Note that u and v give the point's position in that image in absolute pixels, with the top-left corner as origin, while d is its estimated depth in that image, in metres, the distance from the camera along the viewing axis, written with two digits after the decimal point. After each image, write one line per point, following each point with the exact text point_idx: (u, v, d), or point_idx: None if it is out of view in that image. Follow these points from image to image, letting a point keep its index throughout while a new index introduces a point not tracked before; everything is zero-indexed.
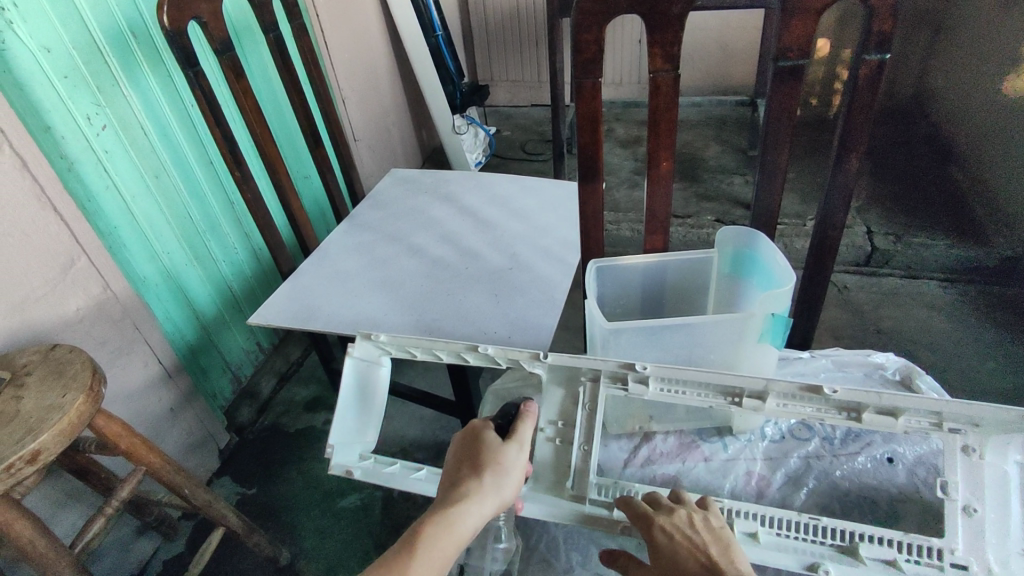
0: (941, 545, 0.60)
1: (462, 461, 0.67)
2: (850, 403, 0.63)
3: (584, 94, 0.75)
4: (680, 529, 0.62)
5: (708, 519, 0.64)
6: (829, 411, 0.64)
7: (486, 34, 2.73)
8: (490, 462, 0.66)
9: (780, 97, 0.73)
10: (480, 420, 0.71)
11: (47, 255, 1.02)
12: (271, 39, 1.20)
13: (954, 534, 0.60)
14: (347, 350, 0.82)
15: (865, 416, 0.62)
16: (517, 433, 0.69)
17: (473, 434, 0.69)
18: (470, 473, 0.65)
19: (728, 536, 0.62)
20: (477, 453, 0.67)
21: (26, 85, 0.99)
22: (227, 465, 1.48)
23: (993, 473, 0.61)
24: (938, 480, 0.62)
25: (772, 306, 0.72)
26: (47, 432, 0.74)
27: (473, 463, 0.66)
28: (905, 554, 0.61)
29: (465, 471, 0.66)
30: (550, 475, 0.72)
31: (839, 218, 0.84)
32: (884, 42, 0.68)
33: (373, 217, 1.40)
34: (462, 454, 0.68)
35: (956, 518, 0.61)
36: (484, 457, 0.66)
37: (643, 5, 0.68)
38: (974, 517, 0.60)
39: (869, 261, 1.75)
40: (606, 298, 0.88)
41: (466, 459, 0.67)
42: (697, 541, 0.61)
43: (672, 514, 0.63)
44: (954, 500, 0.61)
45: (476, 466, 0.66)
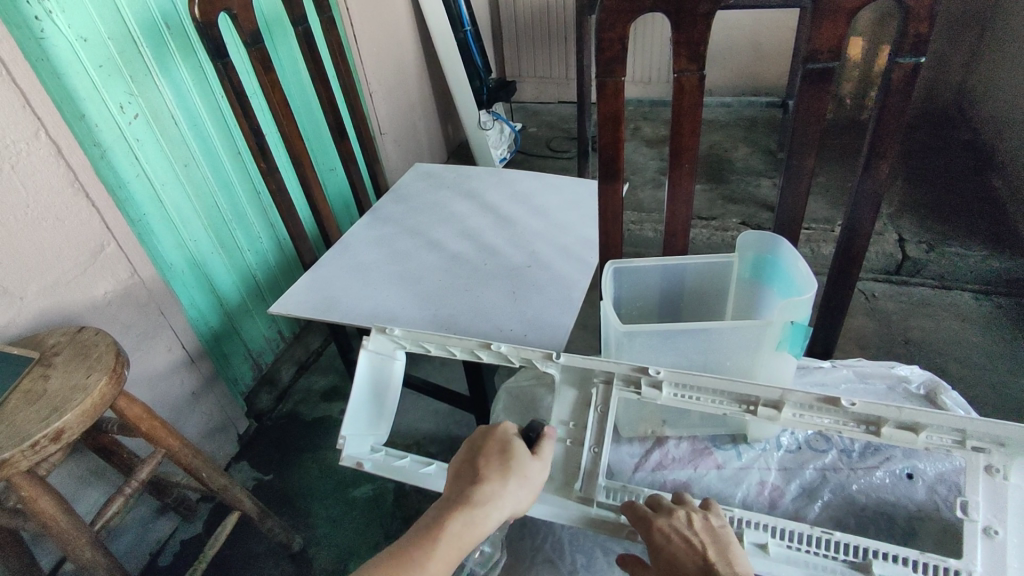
0: (959, 566, 0.58)
1: (485, 458, 0.66)
2: (868, 416, 0.61)
3: (606, 94, 0.74)
4: (679, 531, 0.62)
5: (709, 520, 0.63)
6: (847, 423, 0.63)
7: (515, 30, 2.72)
8: (517, 468, 0.65)
9: (808, 99, 0.71)
10: (507, 423, 0.69)
11: (79, 239, 1.05)
12: (300, 32, 1.21)
13: (973, 555, 0.58)
14: (363, 342, 0.82)
15: (884, 430, 0.60)
16: (542, 447, 0.68)
17: (503, 437, 0.68)
18: (494, 473, 0.64)
19: (729, 539, 0.61)
20: (506, 457, 0.65)
21: (63, 73, 1.02)
22: (245, 451, 1.51)
23: (1018, 495, 0.59)
24: (959, 499, 0.60)
25: (791, 314, 0.70)
26: (70, 412, 0.76)
27: (501, 467, 0.64)
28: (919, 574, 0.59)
29: (490, 470, 0.64)
30: (560, 476, 0.72)
31: (866, 226, 0.82)
32: (920, 44, 0.65)
33: (395, 210, 1.41)
34: (488, 453, 0.67)
35: (974, 537, 0.59)
36: (513, 464, 0.65)
37: (669, 4, 0.66)
38: (995, 539, 0.59)
39: (899, 270, 1.70)
40: (622, 300, 0.87)
41: (492, 459, 0.65)
42: (695, 542, 0.61)
43: (671, 516, 0.63)
44: (974, 521, 0.59)
45: (503, 469, 0.64)
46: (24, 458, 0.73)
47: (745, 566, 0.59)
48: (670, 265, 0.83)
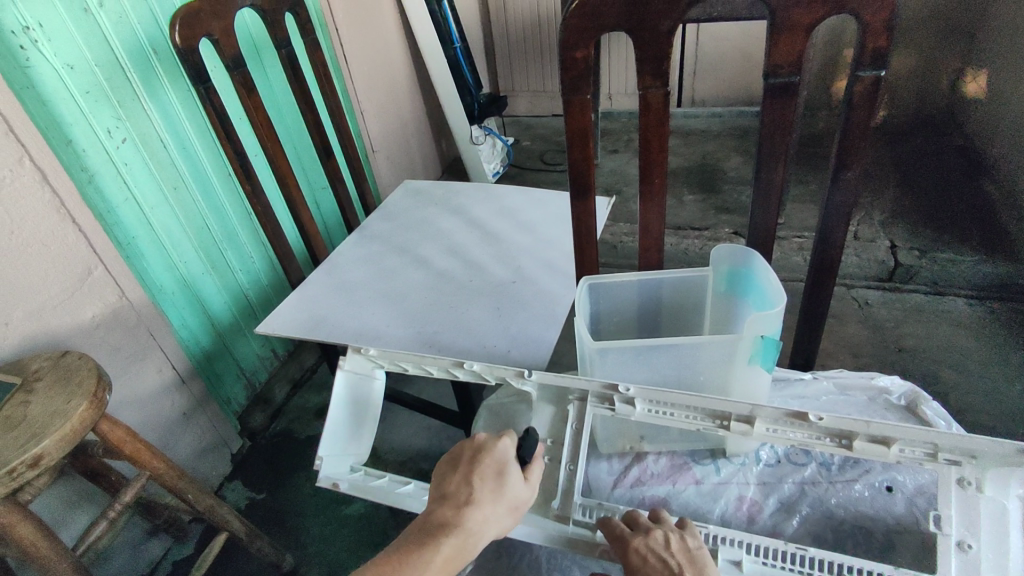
0: None
1: (480, 478, 0.63)
2: (838, 430, 0.61)
3: (573, 111, 0.74)
4: (656, 551, 0.61)
5: (686, 541, 0.63)
6: (820, 437, 0.62)
7: (507, 46, 2.75)
8: (510, 494, 0.63)
9: (772, 115, 0.71)
10: (508, 440, 0.66)
11: (64, 264, 1.06)
12: (284, 54, 1.22)
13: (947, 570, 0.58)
14: (339, 363, 0.82)
15: (855, 444, 0.60)
16: (533, 471, 0.67)
17: (501, 457, 0.65)
18: (488, 499, 0.62)
19: (705, 559, 0.60)
20: (500, 479, 0.64)
21: (49, 100, 1.04)
22: (238, 470, 1.51)
23: (992, 508, 0.59)
24: (933, 512, 0.60)
25: (762, 328, 0.70)
26: (48, 438, 0.77)
27: (494, 490, 0.63)
28: None
29: (484, 492, 0.62)
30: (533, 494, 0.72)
31: (840, 236, 0.81)
32: (879, 58, 0.66)
33: (383, 228, 1.42)
34: (483, 471, 0.64)
35: (945, 549, 0.59)
36: (506, 489, 0.63)
37: (631, 22, 0.67)
38: (969, 554, 0.58)
39: (892, 277, 1.69)
40: (599, 316, 0.87)
41: (486, 478, 0.64)
42: (672, 564, 0.60)
43: (647, 536, 0.62)
44: (947, 535, 0.59)
45: (496, 493, 0.63)
46: (3, 485, 0.73)
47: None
48: (644, 280, 0.83)
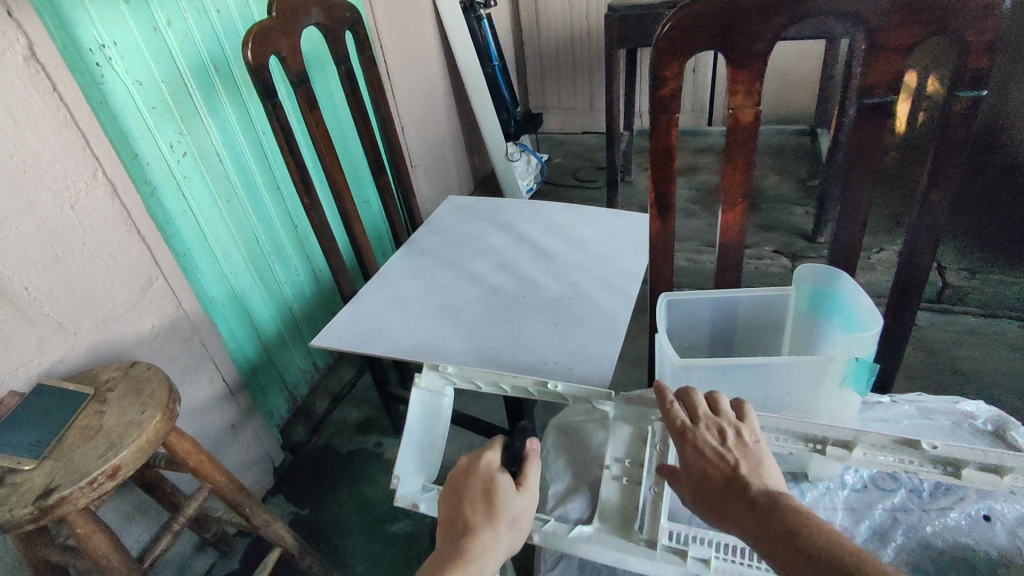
0: None
1: (470, 503, 0.66)
2: (948, 457, 0.59)
3: (657, 130, 0.73)
4: (711, 446, 0.61)
5: (741, 432, 0.62)
6: (922, 464, 0.60)
7: (541, 64, 2.78)
8: (505, 509, 0.65)
9: (863, 135, 0.70)
10: (490, 456, 0.70)
11: (128, 276, 1.07)
12: (343, 70, 1.24)
13: None
14: (415, 380, 0.82)
15: (966, 472, 0.58)
16: (525, 477, 0.68)
17: (486, 476, 0.68)
18: (482, 521, 0.64)
19: (760, 453, 0.60)
20: (490, 498, 0.66)
21: (119, 114, 1.06)
22: (281, 484, 1.50)
23: None
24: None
25: (855, 349, 0.69)
26: (127, 448, 0.77)
27: (487, 509, 0.65)
28: None
29: (476, 518, 0.64)
30: (616, 517, 0.70)
31: (926, 257, 0.79)
32: (980, 78, 0.65)
33: (432, 242, 1.42)
34: (473, 495, 0.67)
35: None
36: (499, 505, 0.65)
37: (724, 41, 0.66)
38: None
39: (941, 297, 1.68)
40: (674, 333, 0.86)
41: (477, 501, 0.66)
42: (726, 456, 0.60)
43: (701, 436, 0.62)
44: None
45: (489, 513, 0.64)
46: (84, 495, 0.73)
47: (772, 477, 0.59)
48: (721, 298, 0.82)
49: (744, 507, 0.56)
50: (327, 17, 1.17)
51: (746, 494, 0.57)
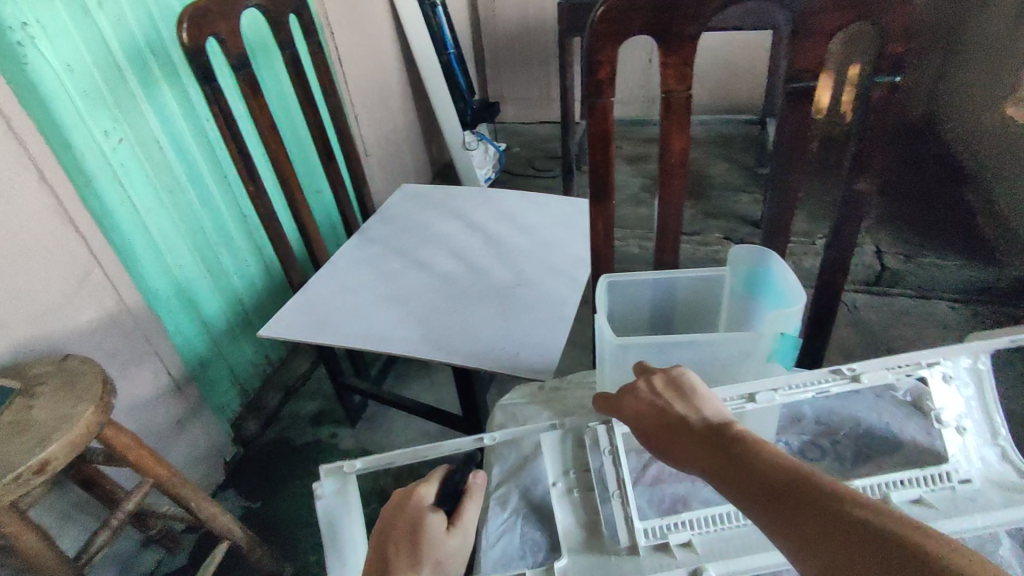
0: (948, 468, 0.68)
1: (395, 544, 0.61)
2: (845, 366, 0.69)
3: (595, 114, 0.74)
4: (645, 398, 0.64)
5: (670, 374, 0.66)
6: (829, 381, 0.69)
7: (497, 53, 2.77)
8: (428, 552, 0.60)
9: (793, 119, 0.73)
10: (421, 491, 0.65)
11: (63, 267, 1.03)
12: (288, 55, 1.21)
13: (957, 452, 0.68)
14: (315, 489, 0.69)
15: (865, 374, 0.67)
16: (459, 520, 0.64)
17: (415, 514, 0.63)
18: (405, 563, 0.59)
19: (690, 384, 0.63)
20: (415, 539, 0.61)
21: (47, 99, 1.01)
22: (232, 478, 1.48)
23: (968, 390, 0.72)
24: (931, 409, 0.71)
25: (781, 325, 0.73)
26: (56, 443, 0.74)
27: (411, 552, 0.60)
28: (925, 487, 0.66)
29: (400, 557, 0.60)
30: (583, 532, 0.68)
31: (853, 238, 0.83)
32: (897, 64, 0.68)
33: (383, 231, 1.41)
34: (400, 534, 0.62)
35: (952, 438, 0.69)
36: (423, 547, 0.60)
37: (657, 26, 0.68)
38: (966, 433, 0.70)
39: (878, 281, 1.75)
40: (615, 315, 0.88)
41: (402, 541, 0.61)
42: (658, 402, 0.63)
43: (636, 389, 0.66)
44: (947, 425, 0.70)
45: (413, 554, 0.60)
46: (9, 493, 0.70)
47: (713, 407, 0.61)
48: (659, 279, 0.84)
49: (685, 440, 0.58)
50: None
51: (684, 430, 0.59)
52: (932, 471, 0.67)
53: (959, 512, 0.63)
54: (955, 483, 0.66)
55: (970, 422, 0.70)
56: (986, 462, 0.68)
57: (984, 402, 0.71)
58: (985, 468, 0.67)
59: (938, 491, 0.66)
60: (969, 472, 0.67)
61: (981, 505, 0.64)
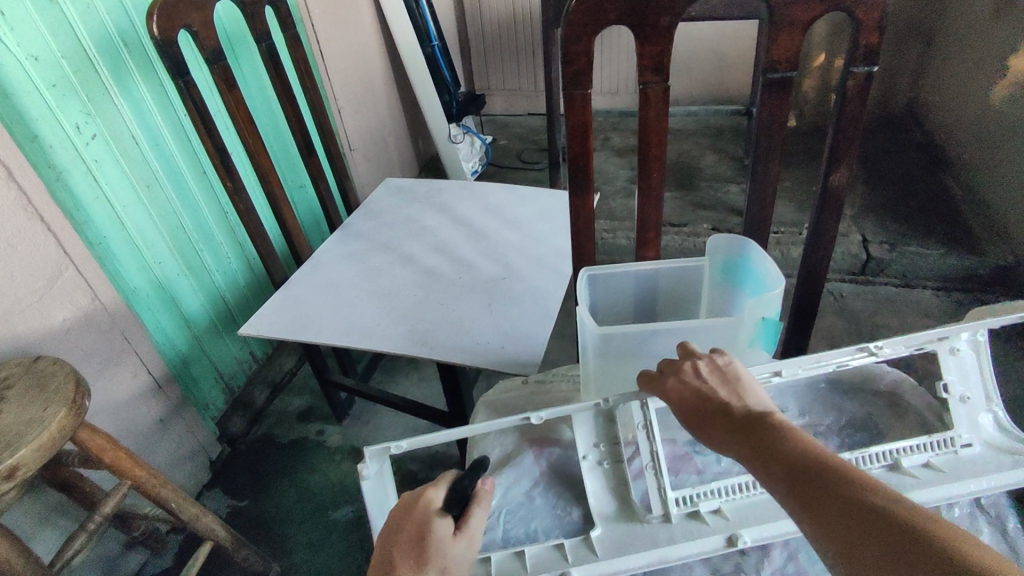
0: (952, 434, 0.68)
1: (400, 545, 0.59)
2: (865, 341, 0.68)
3: (573, 105, 0.72)
4: (688, 381, 0.63)
5: (716, 361, 0.65)
6: (845, 355, 0.69)
7: (483, 44, 2.74)
8: (433, 558, 0.58)
9: (769, 110, 0.72)
10: (431, 493, 0.62)
11: (33, 266, 1.01)
12: (264, 48, 1.19)
13: (960, 421, 0.68)
14: (361, 474, 0.66)
15: (884, 347, 0.67)
16: (468, 524, 0.61)
17: (423, 517, 0.60)
18: (408, 569, 0.58)
19: (736, 374, 0.63)
20: (420, 541, 0.59)
21: (13, 94, 0.99)
22: (218, 477, 1.46)
23: (977, 358, 0.70)
24: (938, 381, 0.70)
25: (762, 310, 0.72)
26: (25, 447, 0.73)
27: (415, 556, 0.58)
28: (934, 451, 0.68)
29: (405, 559, 0.58)
30: (618, 503, 0.73)
31: (833, 229, 0.83)
32: (871, 55, 0.67)
33: (367, 225, 1.40)
34: (405, 533, 0.60)
35: (957, 408, 0.69)
36: (428, 553, 0.58)
37: (632, 16, 0.66)
38: (968, 402, 0.69)
39: (864, 270, 1.78)
40: (597, 307, 0.87)
41: (407, 543, 0.59)
42: (703, 387, 0.62)
43: (680, 370, 0.65)
44: (953, 396, 0.69)
45: (417, 560, 0.58)
46: None
47: (756, 398, 0.61)
48: (641, 271, 0.83)
49: (726, 427, 0.58)
50: None
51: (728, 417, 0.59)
52: (939, 437, 0.68)
53: (969, 477, 0.65)
54: (957, 447, 0.68)
55: (976, 391, 0.69)
56: (983, 429, 0.68)
57: (985, 369, 0.70)
58: (983, 433, 0.68)
59: (943, 453, 0.68)
60: (971, 436, 0.68)
61: (985, 469, 0.65)
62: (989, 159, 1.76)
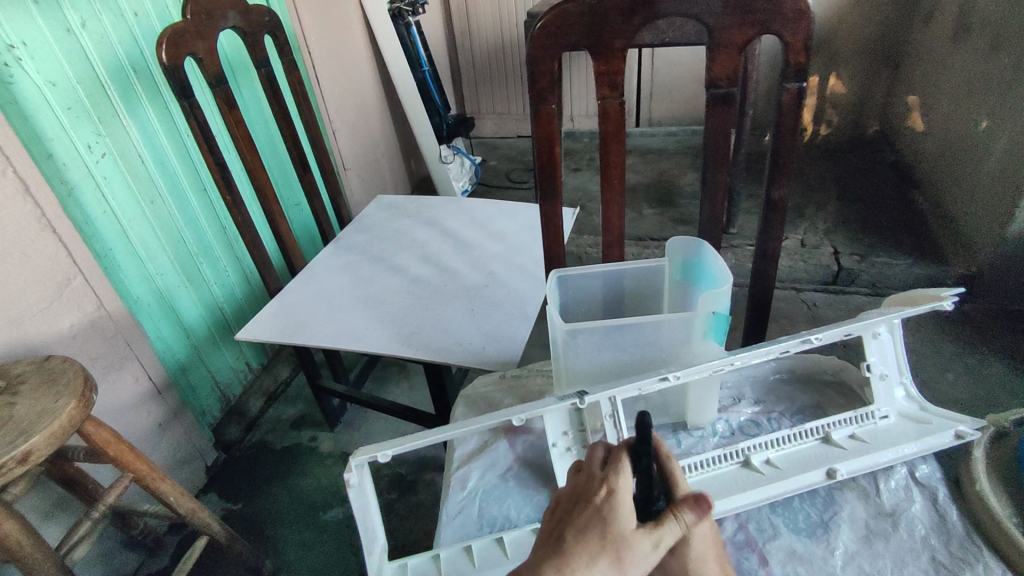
0: (873, 409, 0.81)
1: (579, 528, 0.52)
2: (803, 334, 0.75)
3: (540, 119, 0.81)
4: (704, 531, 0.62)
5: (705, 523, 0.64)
6: (784, 343, 0.76)
7: (474, 71, 2.86)
8: (609, 549, 0.51)
9: (714, 122, 0.81)
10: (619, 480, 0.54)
11: (44, 273, 1.08)
12: (263, 73, 1.28)
13: (877, 396, 0.82)
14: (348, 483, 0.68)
15: (818, 338, 0.75)
16: (659, 526, 0.53)
17: (603, 503, 0.53)
18: (582, 552, 0.51)
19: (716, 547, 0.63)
20: (600, 530, 0.52)
21: (32, 115, 1.07)
22: (213, 481, 1.51)
23: (892, 338, 0.82)
24: (862, 362, 0.81)
25: (713, 305, 0.78)
26: (38, 434, 0.79)
27: (591, 541, 0.51)
28: (857, 423, 0.81)
29: (580, 549, 0.51)
30: None
31: (778, 233, 0.90)
32: (801, 72, 0.76)
33: (359, 239, 1.47)
34: (586, 516, 0.53)
35: (878, 385, 0.82)
36: (606, 542, 0.51)
37: (589, 40, 0.75)
38: (885, 379, 0.82)
39: (836, 280, 1.86)
40: (568, 305, 0.94)
41: (584, 527, 0.52)
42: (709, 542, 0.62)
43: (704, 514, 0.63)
44: (874, 375, 0.81)
45: (593, 546, 0.51)
46: None
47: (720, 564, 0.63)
48: (607, 272, 0.91)
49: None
50: (244, 20, 1.22)
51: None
52: (861, 412, 0.81)
53: (885, 445, 0.78)
54: (876, 419, 0.81)
55: (893, 368, 0.82)
56: (897, 400, 0.82)
57: (896, 346, 0.82)
58: (897, 405, 0.82)
59: (865, 424, 0.81)
60: (887, 409, 0.81)
61: (898, 438, 0.78)
62: (953, 174, 1.85)
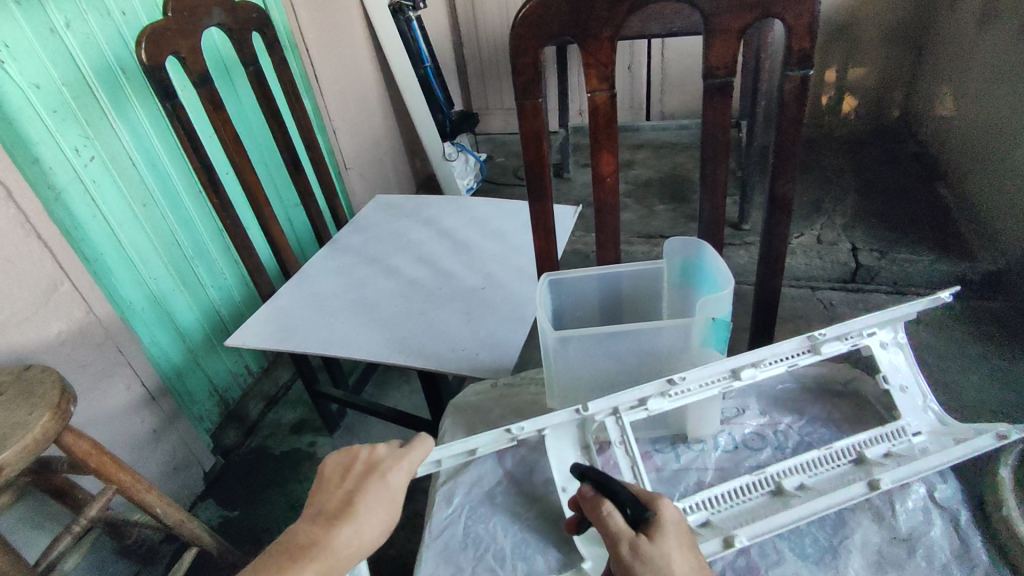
0: (902, 424, 0.75)
1: (355, 481, 0.61)
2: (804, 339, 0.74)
3: (525, 114, 0.76)
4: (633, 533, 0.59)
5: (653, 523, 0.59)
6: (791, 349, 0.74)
7: (480, 66, 2.81)
8: (382, 494, 0.60)
9: (711, 115, 0.75)
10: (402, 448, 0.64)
11: (30, 280, 1.06)
12: (252, 71, 1.25)
13: (903, 411, 0.76)
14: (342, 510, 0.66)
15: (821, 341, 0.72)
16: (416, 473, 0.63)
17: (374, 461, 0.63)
18: (363, 495, 0.60)
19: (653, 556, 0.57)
20: (374, 477, 0.61)
21: (15, 118, 1.05)
22: (211, 488, 1.49)
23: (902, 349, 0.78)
24: (877, 373, 0.77)
25: (712, 310, 0.72)
26: (10, 448, 0.76)
27: (369, 490, 0.60)
28: (891, 443, 0.74)
29: (359, 495, 0.60)
30: None
31: (784, 232, 0.84)
32: (805, 58, 0.70)
33: (355, 240, 1.44)
34: (359, 471, 0.62)
35: (899, 398, 0.76)
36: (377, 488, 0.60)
37: (575, 28, 0.70)
38: (907, 393, 0.77)
39: (854, 277, 1.77)
40: (561, 310, 0.89)
41: (359, 481, 0.61)
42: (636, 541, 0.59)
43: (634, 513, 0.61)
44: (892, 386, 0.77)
45: (367, 492, 0.60)
46: None
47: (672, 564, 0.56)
48: (602, 275, 0.86)
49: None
50: (231, 18, 1.18)
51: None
52: (889, 429, 0.75)
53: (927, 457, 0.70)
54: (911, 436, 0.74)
55: (911, 380, 0.77)
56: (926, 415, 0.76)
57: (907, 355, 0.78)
58: (927, 420, 0.76)
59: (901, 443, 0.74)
60: (918, 424, 0.75)
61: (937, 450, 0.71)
62: (979, 165, 1.76)
